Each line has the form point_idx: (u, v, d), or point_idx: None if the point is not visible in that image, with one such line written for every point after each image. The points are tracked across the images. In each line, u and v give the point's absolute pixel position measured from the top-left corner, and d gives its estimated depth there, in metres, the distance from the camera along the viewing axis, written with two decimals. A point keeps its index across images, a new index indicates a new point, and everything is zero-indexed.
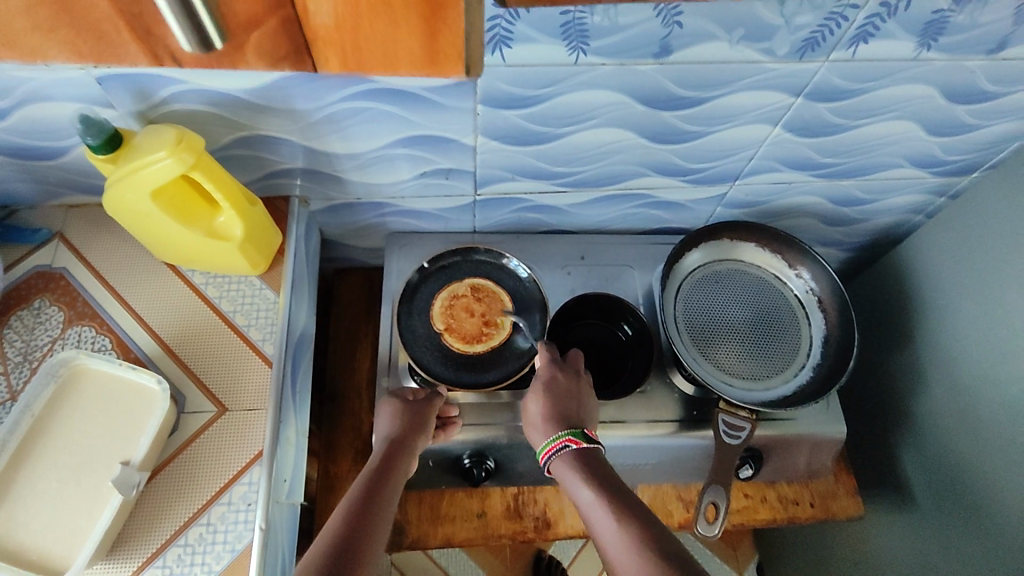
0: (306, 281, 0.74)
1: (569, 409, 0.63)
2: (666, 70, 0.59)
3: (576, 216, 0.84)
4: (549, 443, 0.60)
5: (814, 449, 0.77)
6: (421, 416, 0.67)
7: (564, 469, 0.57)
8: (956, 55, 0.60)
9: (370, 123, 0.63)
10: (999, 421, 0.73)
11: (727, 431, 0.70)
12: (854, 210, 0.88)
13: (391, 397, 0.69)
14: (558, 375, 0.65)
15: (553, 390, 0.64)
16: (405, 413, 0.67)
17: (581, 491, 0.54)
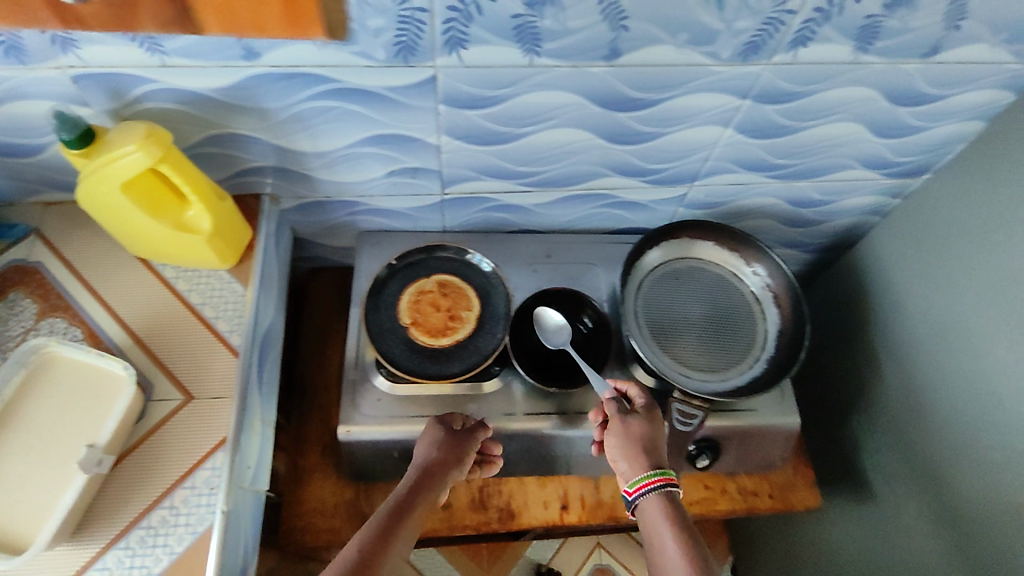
0: (275, 277, 0.77)
1: (655, 448, 0.67)
2: (618, 72, 0.62)
3: (542, 216, 0.87)
4: (641, 480, 0.64)
5: (768, 439, 0.80)
6: (457, 449, 0.69)
7: (653, 504, 0.62)
8: (892, 58, 0.63)
9: (336, 121, 0.65)
10: (951, 411, 0.76)
11: (679, 418, 0.75)
12: (813, 211, 0.91)
13: (438, 423, 0.71)
14: (653, 415, 0.70)
15: (653, 429, 0.69)
16: (442, 445, 0.69)
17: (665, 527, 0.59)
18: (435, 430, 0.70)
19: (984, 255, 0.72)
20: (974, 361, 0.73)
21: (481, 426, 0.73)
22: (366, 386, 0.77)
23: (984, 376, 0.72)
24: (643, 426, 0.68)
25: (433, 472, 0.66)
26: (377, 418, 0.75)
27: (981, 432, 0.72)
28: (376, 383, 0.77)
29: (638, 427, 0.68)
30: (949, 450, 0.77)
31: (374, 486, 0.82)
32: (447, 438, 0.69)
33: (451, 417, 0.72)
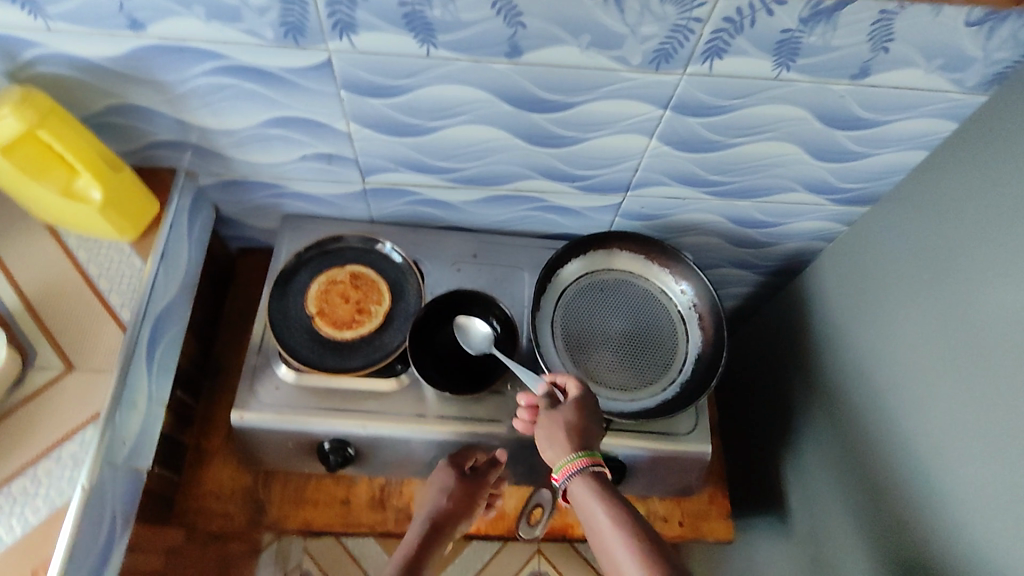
0: (183, 252, 0.76)
1: (586, 434, 0.62)
2: (522, 70, 0.59)
3: (472, 214, 0.85)
4: (566, 463, 0.60)
5: (671, 466, 0.76)
6: (472, 494, 0.71)
7: (583, 488, 0.58)
8: (817, 78, 0.59)
9: (236, 99, 0.64)
10: (879, 453, 0.72)
11: None
12: (759, 233, 0.87)
13: (447, 465, 0.72)
14: (586, 401, 0.65)
15: (585, 411, 0.64)
16: (456, 490, 0.70)
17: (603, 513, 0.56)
18: (448, 474, 0.71)
19: (916, 293, 0.67)
20: (900, 405, 0.69)
21: (494, 466, 0.73)
22: (265, 373, 0.74)
23: (910, 423, 0.67)
24: (571, 413, 0.63)
25: (449, 517, 0.69)
26: (274, 407, 0.72)
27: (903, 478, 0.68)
28: (277, 372, 0.74)
29: (565, 412, 0.63)
30: (876, 494, 0.73)
31: (274, 475, 0.81)
32: (460, 482, 0.71)
33: (462, 455, 0.73)
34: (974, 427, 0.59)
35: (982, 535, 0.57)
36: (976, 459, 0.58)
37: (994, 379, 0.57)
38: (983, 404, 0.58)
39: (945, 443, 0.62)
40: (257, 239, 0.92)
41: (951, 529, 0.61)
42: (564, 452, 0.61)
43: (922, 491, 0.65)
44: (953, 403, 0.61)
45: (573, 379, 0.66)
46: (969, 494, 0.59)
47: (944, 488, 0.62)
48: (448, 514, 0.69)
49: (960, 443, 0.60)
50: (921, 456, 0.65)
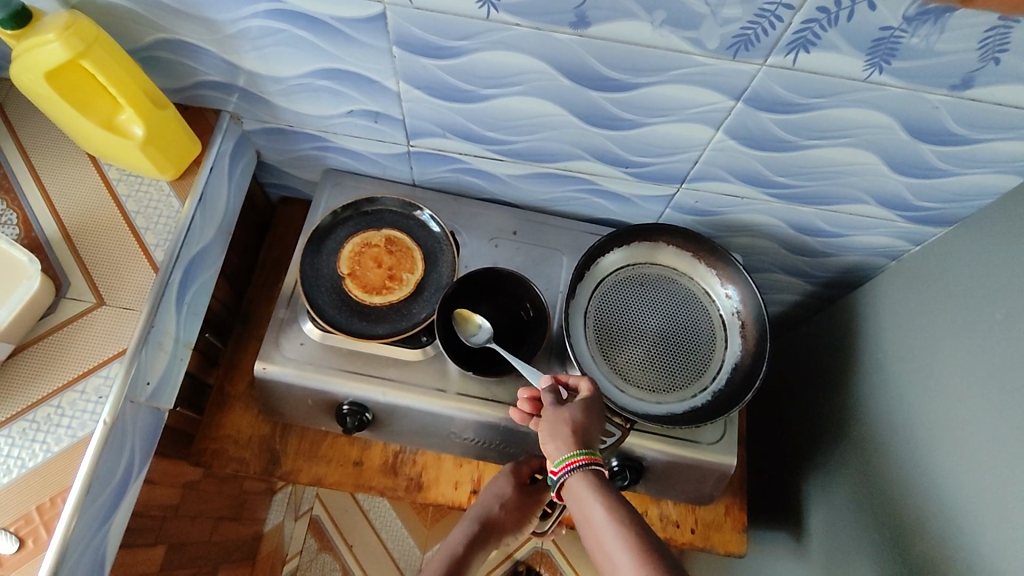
0: (221, 196, 0.75)
1: (589, 434, 0.57)
2: (587, 44, 0.55)
3: (517, 189, 0.81)
4: (568, 457, 0.55)
5: (691, 472, 0.73)
6: (522, 508, 0.73)
7: (584, 490, 0.53)
8: (912, 84, 0.53)
9: (285, 45, 0.62)
10: (911, 494, 0.68)
11: None
12: (820, 242, 0.81)
13: (507, 474, 0.73)
14: (592, 401, 0.60)
15: (588, 412, 0.58)
16: (512, 504, 0.72)
17: (605, 519, 0.51)
18: (507, 482, 0.72)
19: (982, 331, 0.62)
20: (944, 446, 0.64)
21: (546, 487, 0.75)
22: (291, 328, 0.73)
23: (952, 467, 0.63)
24: (576, 410, 0.58)
25: (496, 526, 0.71)
26: (297, 362, 0.72)
27: (931, 521, 0.64)
28: (304, 328, 0.73)
29: (570, 408, 0.58)
30: (897, 533, 0.69)
31: (291, 427, 0.80)
32: (517, 495, 0.72)
33: (522, 466, 0.74)
34: (1019, 482, 0.54)
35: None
36: (1012, 515, 0.54)
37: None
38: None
39: (985, 493, 0.58)
40: (298, 190, 0.91)
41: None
42: (565, 446, 0.55)
43: (950, 539, 0.61)
44: (999, 452, 0.57)
45: (584, 377, 0.62)
46: (998, 551, 0.55)
47: (976, 541, 0.58)
48: (495, 521, 0.71)
49: (1003, 498, 0.56)
50: (958, 503, 0.61)
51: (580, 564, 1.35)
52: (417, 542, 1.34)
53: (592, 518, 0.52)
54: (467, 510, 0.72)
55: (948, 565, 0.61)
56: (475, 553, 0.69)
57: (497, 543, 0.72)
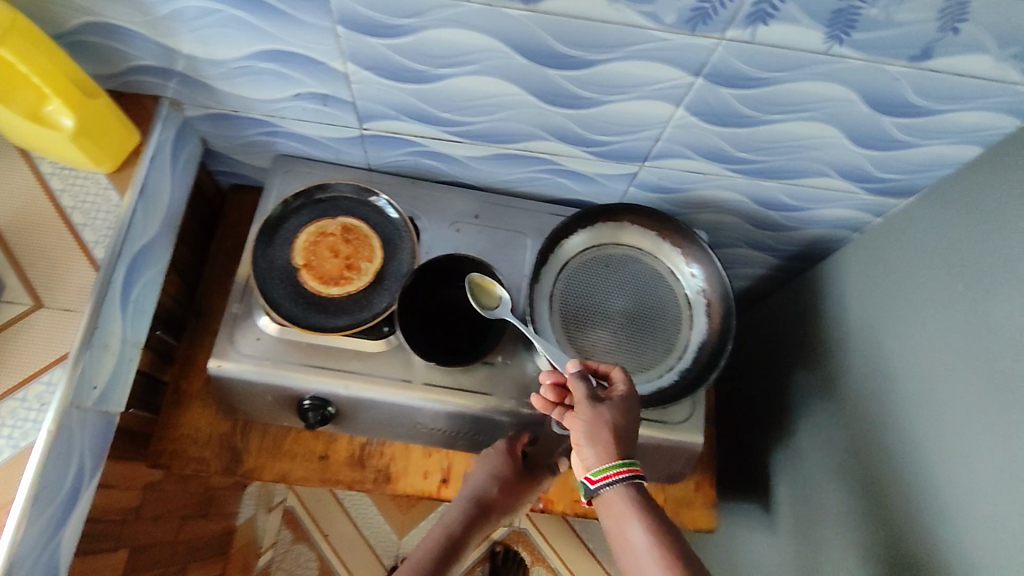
0: (165, 187, 0.72)
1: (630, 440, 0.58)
2: (540, 20, 0.53)
3: (478, 171, 0.79)
4: (607, 468, 0.55)
5: (658, 452, 0.73)
6: (519, 486, 0.73)
7: (626, 509, 0.54)
8: (873, 56, 0.52)
9: (221, 26, 0.59)
10: (878, 467, 0.69)
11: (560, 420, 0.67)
12: (783, 216, 0.81)
13: (502, 453, 0.72)
14: (627, 399, 0.59)
15: (624, 412, 0.58)
16: (508, 484, 0.72)
17: (646, 544, 0.52)
18: (502, 460, 0.72)
19: (945, 304, 0.62)
20: (909, 419, 0.65)
21: (544, 463, 0.74)
22: (246, 322, 0.71)
23: (915, 438, 0.64)
24: (616, 410, 0.58)
25: (491, 506, 0.72)
26: (254, 358, 0.69)
27: (899, 493, 0.65)
28: (259, 322, 0.70)
29: (609, 410, 0.58)
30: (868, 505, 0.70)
31: (252, 424, 0.78)
32: (513, 475, 0.72)
33: (517, 445, 0.72)
34: (984, 453, 0.55)
35: (974, 567, 0.54)
36: (981, 487, 0.55)
37: (1012, 405, 0.53)
38: (995, 431, 0.54)
39: (950, 465, 0.59)
40: (249, 177, 0.87)
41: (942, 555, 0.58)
42: (605, 455, 0.56)
43: (917, 510, 0.62)
44: (963, 424, 0.58)
45: (618, 371, 0.61)
46: (966, 523, 0.56)
47: (942, 512, 0.59)
48: (490, 501, 0.72)
49: (967, 468, 0.56)
50: (923, 475, 0.62)
51: (557, 541, 1.37)
52: (395, 529, 1.34)
53: (630, 537, 0.53)
54: (466, 487, 0.73)
55: (916, 536, 0.62)
56: (473, 531, 0.72)
57: (499, 518, 0.74)
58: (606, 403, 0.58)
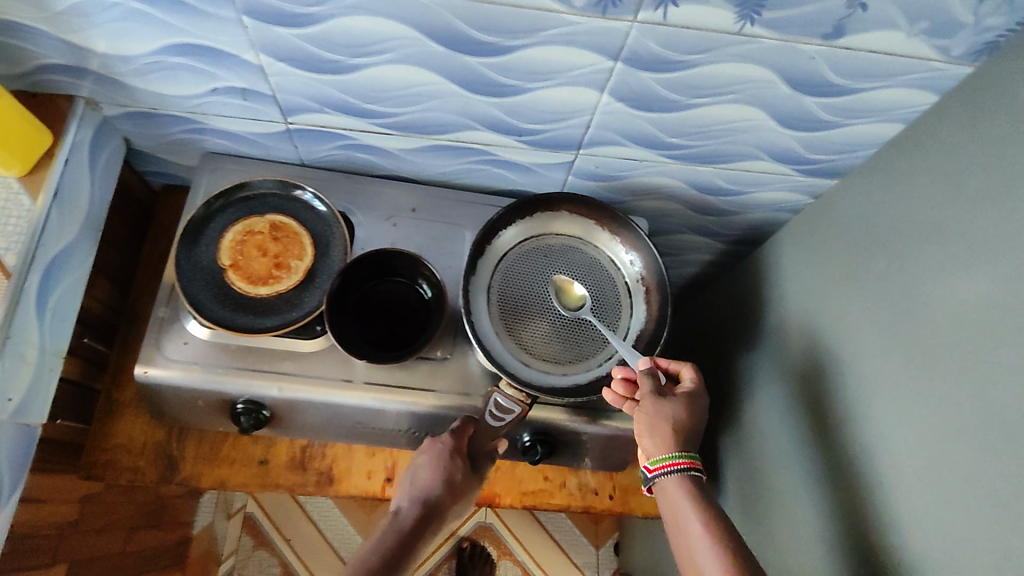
0: (84, 189, 0.69)
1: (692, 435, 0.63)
2: (451, 6, 0.52)
3: (413, 164, 0.77)
4: (667, 457, 0.61)
5: (603, 442, 0.73)
6: (470, 477, 0.67)
7: (680, 498, 0.59)
8: (785, 35, 0.52)
9: (126, 19, 0.56)
10: (802, 447, 0.69)
11: (491, 412, 0.66)
12: (723, 201, 0.81)
13: (448, 447, 0.66)
14: (695, 397, 0.65)
15: (692, 409, 0.64)
16: (457, 477, 0.66)
17: (700, 528, 0.57)
18: (443, 450, 0.66)
19: (868, 280, 0.63)
20: (828, 397, 0.65)
21: (494, 450, 0.69)
22: (173, 327, 0.69)
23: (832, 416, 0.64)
24: (683, 407, 0.63)
25: (442, 502, 0.66)
26: (183, 363, 0.67)
27: (818, 472, 0.65)
28: (187, 326, 0.68)
29: (676, 406, 0.63)
30: (790, 486, 0.70)
31: (189, 430, 0.76)
32: (461, 467, 0.66)
33: (464, 436, 0.67)
34: (897, 424, 0.55)
35: (887, 539, 0.55)
36: (897, 463, 0.55)
37: (929, 379, 0.53)
38: (912, 405, 0.54)
39: (869, 443, 0.59)
40: (180, 177, 0.85)
41: (862, 532, 0.58)
42: (661, 448, 0.62)
43: (837, 489, 0.62)
44: (882, 401, 0.58)
45: (687, 369, 0.66)
46: (883, 499, 0.56)
47: (862, 490, 0.59)
48: (440, 497, 0.66)
49: (884, 442, 0.57)
50: (842, 453, 0.62)
51: (523, 533, 1.36)
52: (359, 532, 1.32)
53: (684, 523, 0.58)
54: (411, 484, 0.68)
55: (830, 514, 0.63)
56: (424, 530, 0.66)
57: (448, 516, 0.68)
58: (676, 401, 0.64)
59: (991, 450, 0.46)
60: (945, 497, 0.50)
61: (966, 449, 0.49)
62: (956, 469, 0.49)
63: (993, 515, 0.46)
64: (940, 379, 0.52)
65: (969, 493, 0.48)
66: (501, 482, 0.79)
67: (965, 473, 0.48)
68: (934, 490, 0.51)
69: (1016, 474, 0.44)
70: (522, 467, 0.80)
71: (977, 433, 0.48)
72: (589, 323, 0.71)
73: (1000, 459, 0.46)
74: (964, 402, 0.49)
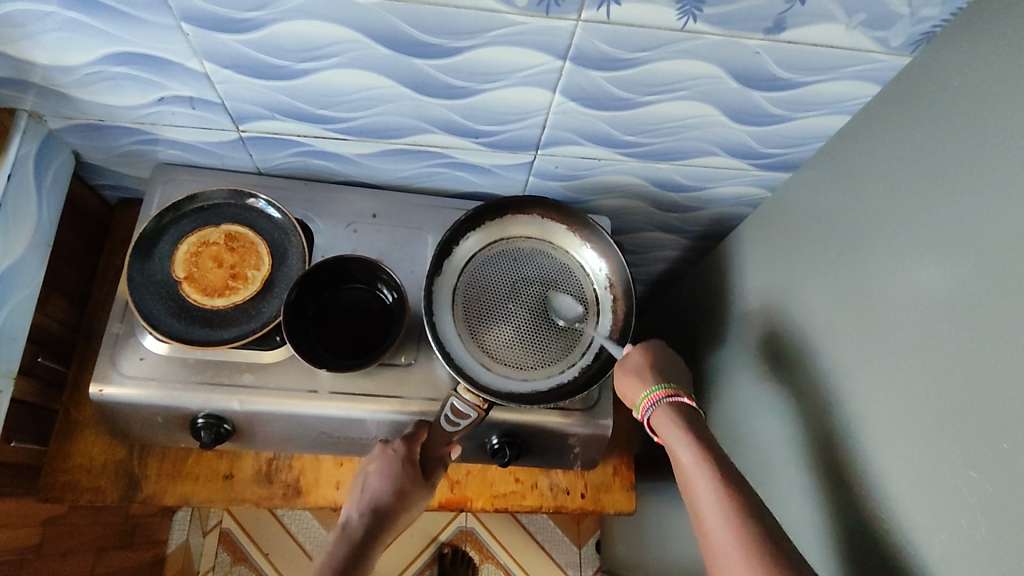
0: (30, 205, 0.67)
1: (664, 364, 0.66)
2: (392, 8, 0.52)
3: (372, 169, 0.77)
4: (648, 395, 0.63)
5: (584, 444, 0.73)
6: (422, 486, 0.65)
7: (671, 426, 0.60)
8: (728, 30, 0.53)
9: (64, 29, 0.56)
10: (767, 439, 0.69)
11: (446, 416, 0.65)
12: (684, 197, 0.81)
13: (399, 452, 0.65)
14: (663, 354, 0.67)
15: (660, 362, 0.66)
16: (408, 485, 0.64)
17: (693, 456, 0.56)
18: (395, 457, 0.64)
19: (822, 269, 0.64)
20: (790, 387, 0.66)
21: (448, 457, 0.67)
22: (128, 343, 0.67)
23: (796, 405, 0.65)
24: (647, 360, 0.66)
25: (392, 512, 0.63)
26: (138, 379, 0.66)
27: (782, 464, 0.66)
28: (143, 342, 0.67)
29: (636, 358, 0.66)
30: (759, 478, 0.71)
31: (150, 447, 0.74)
32: (411, 474, 0.64)
33: (415, 441, 0.65)
34: (850, 410, 0.56)
35: (848, 526, 0.56)
36: (850, 450, 0.56)
37: (874, 364, 0.54)
38: (860, 391, 0.55)
39: (825, 431, 0.60)
40: (136, 190, 0.83)
41: (821, 520, 0.59)
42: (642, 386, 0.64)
43: (799, 480, 0.63)
44: (834, 388, 0.59)
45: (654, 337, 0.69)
46: (840, 487, 0.57)
47: (820, 479, 0.60)
48: (390, 507, 0.63)
49: (840, 427, 0.58)
50: (801, 443, 0.63)
51: (504, 536, 1.36)
52: None
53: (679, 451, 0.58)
54: (357, 496, 0.64)
55: (798, 502, 0.63)
56: (374, 543, 0.62)
57: (396, 527, 0.65)
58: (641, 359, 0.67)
59: (932, 432, 0.48)
60: (891, 481, 0.51)
61: (908, 432, 0.50)
62: (900, 451, 0.50)
63: (935, 495, 0.47)
64: (884, 364, 0.53)
65: (914, 474, 0.49)
66: (473, 485, 0.78)
67: (908, 455, 0.50)
68: (881, 475, 0.52)
69: (956, 454, 0.46)
70: (493, 469, 0.79)
71: (918, 416, 0.49)
72: (598, 342, 0.71)
73: (943, 441, 0.47)
74: (907, 386, 0.51)
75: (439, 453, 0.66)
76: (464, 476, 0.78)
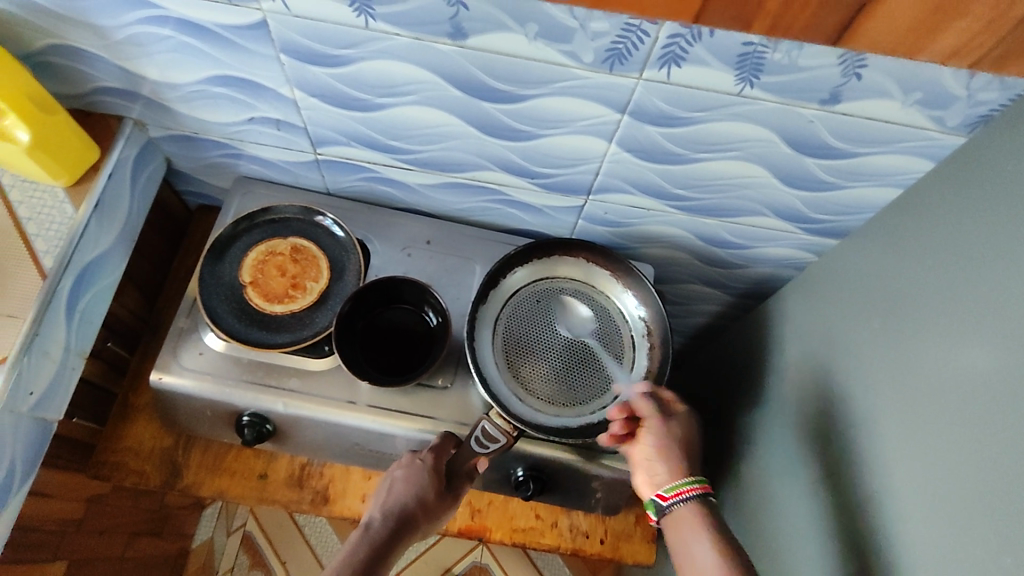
0: (124, 203, 0.74)
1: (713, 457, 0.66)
2: (468, 55, 0.56)
3: (431, 199, 0.81)
4: (680, 483, 0.63)
5: (610, 488, 0.73)
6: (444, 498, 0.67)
7: (694, 526, 0.60)
8: (785, 98, 0.55)
9: (177, 51, 0.62)
10: (797, 503, 0.69)
11: (479, 437, 0.66)
12: (730, 254, 0.82)
13: (427, 461, 0.67)
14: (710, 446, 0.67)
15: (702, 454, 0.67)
16: (431, 497, 0.66)
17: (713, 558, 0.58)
18: (423, 469, 0.66)
19: (863, 338, 0.63)
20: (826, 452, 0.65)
21: (473, 472, 0.68)
22: (191, 337, 0.72)
23: (831, 470, 0.64)
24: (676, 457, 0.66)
25: (413, 518, 0.65)
26: (195, 372, 0.70)
27: (812, 530, 0.65)
28: (204, 338, 0.72)
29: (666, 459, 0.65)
30: (787, 542, 0.70)
31: (195, 440, 0.78)
32: (436, 486, 0.66)
33: (444, 452, 0.68)
34: (887, 482, 0.56)
35: None
36: (886, 524, 0.55)
37: (913, 441, 0.54)
38: (899, 468, 0.55)
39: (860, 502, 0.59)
40: (215, 198, 0.90)
41: None
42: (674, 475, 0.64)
43: (827, 550, 0.62)
44: (873, 458, 0.58)
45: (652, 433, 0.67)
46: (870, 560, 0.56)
47: (851, 549, 0.59)
48: (413, 513, 0.66)
49: (877, 498, 0.57)
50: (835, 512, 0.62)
51: None
52: None
53: (695, 549, 0.59)
54: (381, 497, 0.67)
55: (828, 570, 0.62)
56: (393, 546, 0.65)
57: (416, 534, 0.67)
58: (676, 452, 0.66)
59: (973, 516, 0.47)
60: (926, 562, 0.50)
61: (943, 511, 0.49)
62: (939, 532, 0.49)
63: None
64: (925, 442, 0.52)
65: (948, 555, 0.48)
66: (494, 516, 0.79)
67: (942, 536, 0.49)
68: (922, 555, 0.51)
69: (995, 540, 0.44)
70: (516, 502, 0.80)
71: (956, 497, 0.49)
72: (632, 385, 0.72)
73: (976, 522, 0.46)
74: (948, 466, 0.50)
75: (464, 468, 0.67)
76: (486, 506, 0.79)
